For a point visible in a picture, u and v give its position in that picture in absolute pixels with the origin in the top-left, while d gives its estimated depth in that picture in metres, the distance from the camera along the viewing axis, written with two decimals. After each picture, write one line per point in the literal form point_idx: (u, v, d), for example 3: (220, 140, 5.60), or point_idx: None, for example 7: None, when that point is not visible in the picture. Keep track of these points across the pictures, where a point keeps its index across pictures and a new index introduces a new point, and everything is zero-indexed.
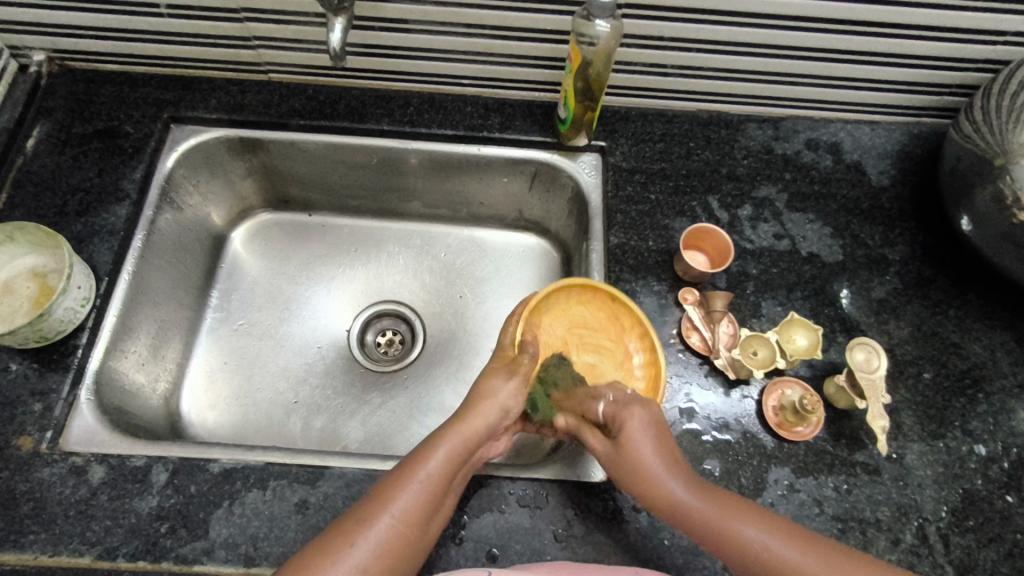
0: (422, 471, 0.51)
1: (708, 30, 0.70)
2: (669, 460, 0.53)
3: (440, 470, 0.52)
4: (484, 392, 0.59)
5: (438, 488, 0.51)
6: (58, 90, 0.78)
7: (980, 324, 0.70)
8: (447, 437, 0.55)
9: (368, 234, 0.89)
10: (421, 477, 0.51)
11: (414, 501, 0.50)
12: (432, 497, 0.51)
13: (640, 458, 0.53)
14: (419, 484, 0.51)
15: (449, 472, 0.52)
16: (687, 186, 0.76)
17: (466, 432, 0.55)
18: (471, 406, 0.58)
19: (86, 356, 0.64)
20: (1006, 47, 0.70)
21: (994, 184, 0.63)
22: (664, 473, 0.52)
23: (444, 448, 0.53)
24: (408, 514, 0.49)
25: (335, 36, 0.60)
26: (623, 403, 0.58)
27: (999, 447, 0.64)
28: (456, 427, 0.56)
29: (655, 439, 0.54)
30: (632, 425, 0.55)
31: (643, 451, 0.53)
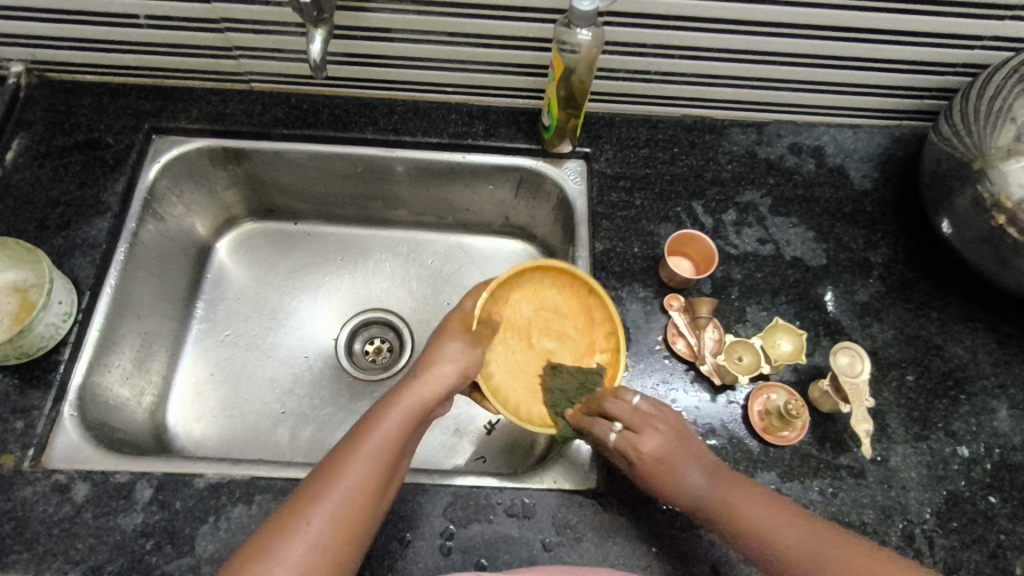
0: (369, 445, 0.51)
1: (691, 37, 0.70)
2: (688, 459, 0.56)
3: (387, 441, 0.52)
4: (432, 357, 0.58)
5: (386, 458, 0.51)
6: (37, 102, 0.77)
7: (962, 326, 0.71)
8: (396, 406, 0.54)
9: (354, 242, 0.89)
10: (367, 448, 0.51)
11: (363, 475, 0.49)
12: (379, 468, 0.50)
13: (676, 474, 0.55)
14: (366, 458, 0.50)
15: (395, 443, 0.52)
16: (672, 192, 0.76)
17: (414, 398, 0.55)
18: (420, 371, 0.57)
19: (69, 371, 0.63)
20: (983, 51, 0.71)
21: (973, 187, 0.63)
22: (692, 474, 0.55)
23: (389, 417, 0.53)
24: (359, 487, 0.49)
25: (315, 47, 0.60)
26: (641, 416, 0.57)
27: (982, 448, 0.65)
28: (406, 395, 0.55)
29: (667, 438, 0.56)
30: (652, 437, 0.56)
31: (676, 470, 0.55)
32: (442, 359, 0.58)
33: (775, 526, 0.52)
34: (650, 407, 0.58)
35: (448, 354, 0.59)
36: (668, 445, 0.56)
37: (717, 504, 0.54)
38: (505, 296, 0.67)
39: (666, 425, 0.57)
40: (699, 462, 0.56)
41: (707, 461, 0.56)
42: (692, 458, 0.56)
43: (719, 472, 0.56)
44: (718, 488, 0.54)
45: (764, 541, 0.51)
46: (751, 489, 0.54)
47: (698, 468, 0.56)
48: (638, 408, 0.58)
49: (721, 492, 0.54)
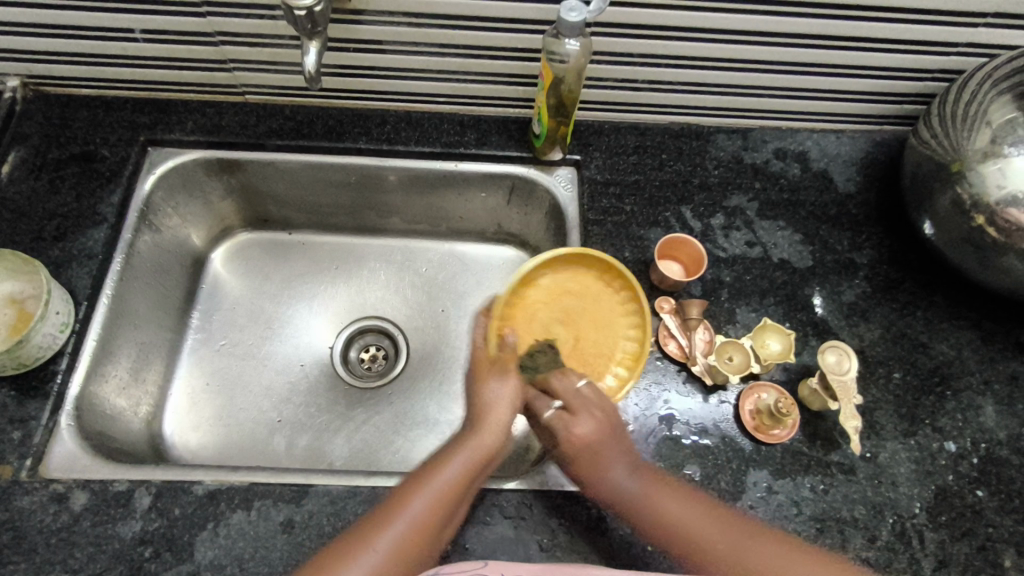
0: (434, 483, 0.54)
1: (676, 46, 0.72)
2: (621, 455, 0.58)
3: (454, 481, 0.55)
4: (487, 397, 0.60)
5: (449, 499, 0.54)
6: (33, 115, 0.78)
7: (947, 324, 0.73)
8: (460, 449, 0.57)
9: (349, 251, 0.90)
10: (432, 488, 0.54)
11: (425, 509, 0.52)
12: (441, 510, 0.53)
13: (602, 471, 0.57)
14: (430, 495, 0.53)
15: (460, 485, 0.55)
16: (661, 197, 0.78)
17: (477, 445, 0.57)
18: (479, 418, 0.59)
19: (66, 381, 0.64)
20: (959, 57, 0.73)
21: (953, 188, 0.65)
22: (619, 469, 0.57)
23: (460, 459, 0.56)
24: (420, 522, 0.52)
25: (310, 59, 0.61)
26: (584, 396, 0.61)
27: (968, 443, 0.66)
28: (469, 441, 0.58)
29: (597, 425, 0.59)
30: (586, 420, 0.59)
31: (604, 461, 0.58)
32: (490, 392, 0.60)
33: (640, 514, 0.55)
34: (589, 390, 0.61)
35: (494, 395, 0.60)
36: (598, 432, 0.59)
37: (640, 501, 0.56)
38: (586, 279, 0.70)
39: (604, 414, 0.60)
40: (628, 459, 0.58)
41: (635, 459, 0.58)
42: (620, 452, 0.58)
43: (647, 469, 0.58)
44: (645, 487, 0.56)
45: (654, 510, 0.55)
46: (676, 487, 0.56)
47: (621, 459, 0.58)
48: (581, 392, 0.61)
49: (646, 490, 0.56)
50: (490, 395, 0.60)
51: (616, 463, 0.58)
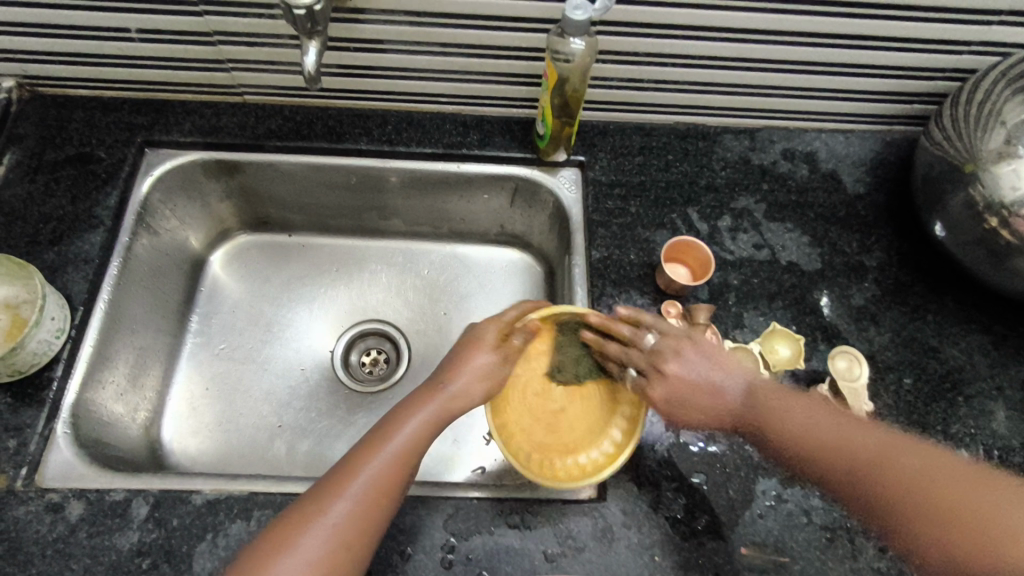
0: (381, 452, 0.54)
1: (683, 45, 0.71)
2: (709, 362, 0.61)
3: (400, 449, 0.54)
4: (457, 364, 0.60)
5: (397, 468, 0.54)
6: (28, 116, 0.76)
7: (958, 328, 0.71)
8: (412, 415, 0.57)
9: (350, 253, 0.88)
10: (388, 452, 0.54)
11: (381, 473, 0.53)
12: (392, 476, 0.53)
13: (683, 375, 0.60)
14: (378, 464, 0.53)
15: (412, 447, 0.55)
16: (666, 199, 0.76)
17: (441, 408, 0.58)
18: (451, 379, 0.59)
19: (62, 389, 0.63)
20: (971, 56, 0.72)
21: (966, 190, 0.64)
22: (691, 358, 0.61)
23: (407, 427, 0.56)
24: (368, 493, 0.52)
25: (309, 59, 0.60)
26: (673, 342, 0.61)
27: (981, 450, 0.65)
28: (422, 405, 0.58)
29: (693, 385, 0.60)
30: (664, 386, 0.60)
31: (684, 359, 0.61)
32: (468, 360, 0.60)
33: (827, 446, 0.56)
34: (661, 339, 0.62)
35: (473, 362, 0.60)
36: (691, 355, 0.61)
37: (756, 395, 0.60)
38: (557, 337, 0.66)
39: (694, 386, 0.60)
40: (710, 356, 0.61)
41: (705, 349, 0.62)
42: (703, 350, 0.62)
43: (756, 377, 0.61)
44: (752, 384, 0.60)
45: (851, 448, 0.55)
46: (792, 395, 0.59)
47: (709, 417, 0.61)
48: (663, 339, 0.61)
49: (758, 391, 0.60)
50: (460, 361, 0.60)
51: (694, 362, 0.61)
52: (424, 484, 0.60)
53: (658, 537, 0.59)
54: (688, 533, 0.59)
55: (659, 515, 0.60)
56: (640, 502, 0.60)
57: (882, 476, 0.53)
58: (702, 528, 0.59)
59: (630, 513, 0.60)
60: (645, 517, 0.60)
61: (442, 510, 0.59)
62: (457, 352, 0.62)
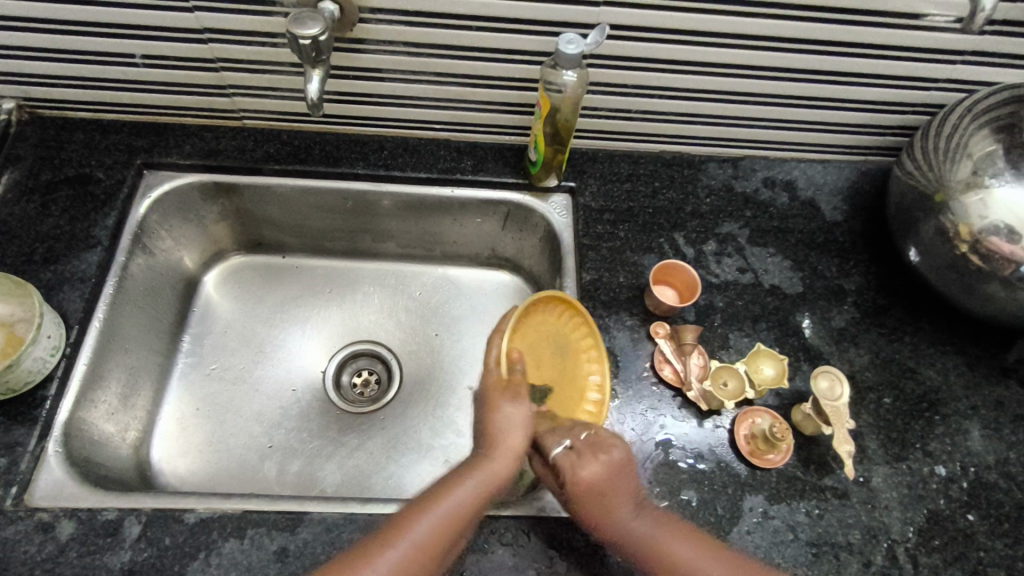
0: (449, 502, 0.55)
1: (670, 78, 0.74)
2: (606, 489, 0.57)
3: (466, 502, 0.55)
4: (496, 417, 0.62)
5: (456, 521, 0.54)
6: (28, 137, 0.77)
7: (934, 350, 0.74)
8: (477, 471, 0.58)
9: (342, 275, 0.89)
10: (449, 507, 0.55)
11: (429, 531, 0.53)
12: (447, 530, 0.53)
13: (586, 487, 0.57)
14: (437, 514, 0.54)
15: (470, 507, 0.55)
16: (654, 224, 0.79)
17: (495, 470, 0.58)
18: (491, 445, 0.60)
19: (54, 407, 0.63)
20: (939, 92, 0.76)
21: (937, 218, 0.67)
22: (592, 465, 0.57)
23: (470, 482, 0.57)
24: (422, 544, 0.52)
25: (312, 87, 0.62)
26: (594, 443, 0.59)
27: (958, 467, 0.67)
28: (486, 463, 0.59)
29: (601, 475, 0.57)
30: (591, 471, 0.57)
31: (592, 480, 0.57)
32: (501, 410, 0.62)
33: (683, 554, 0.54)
34: (594, 437, 0.60)
35: (505, 422, 0.61)
36: (608, 475, 0.57)
37: (655, 544, 0.55)
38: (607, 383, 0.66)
39: (608, 458, 0.58)
40: (635, 502, 0.58)
41: (646, 505, 0.57)
42: (610, 464, 0.58)
43: (656, 513, 0.57)
44: (658, 527, 0.56)
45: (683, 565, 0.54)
46: (677, 523, 0.57)
47: (632, 490, 0.58)
48: (588, 440, 0.60)
49: (658, 533, 0.56)
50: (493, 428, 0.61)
51: (592, 479, 0.57)
52: None
53: None
54: None
55: None
56: None
57: (660, 556, 0.55)
58: None
59: None
60: None
61: None
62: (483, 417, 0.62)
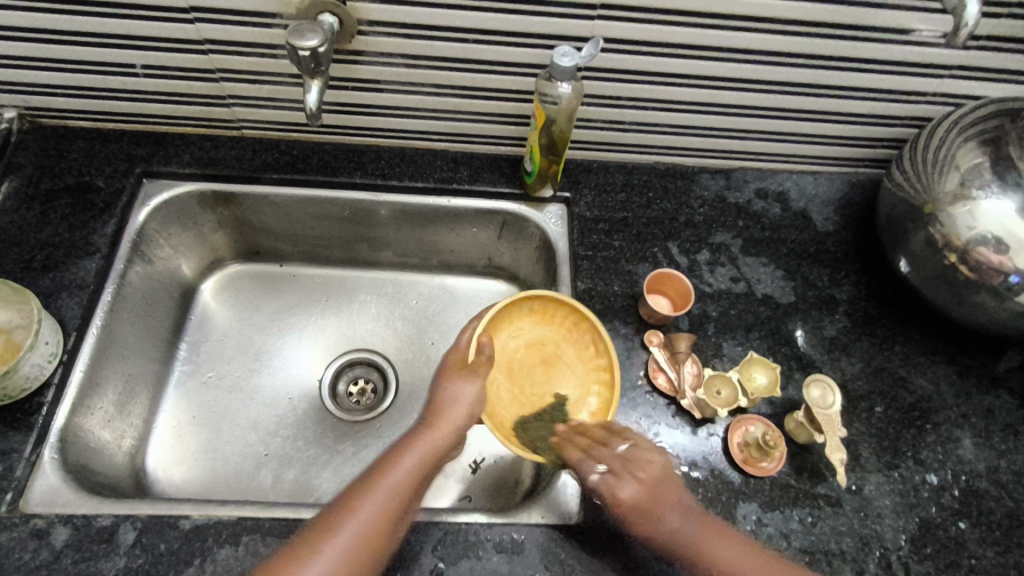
0: (392, 476, 0.56)
1: (664, 90, 0.75)
2: (649, 504, 0.58)
3: (406, 473, 0.57)
4: (446, 396, 0.63)
5: (405, 487, 0.56)
6: (28, 146, 0.78)
7: (925, 359, 0.75)
8: (416, 443, 0.60)
9: (339, 284, 0.90)
10: (392, 478, 0.56)
11: (379, 510, 0.54)
12: (398, 495, 0.55)
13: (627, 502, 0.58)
14: (387, 487, 0.55)
15: (407, 482, 0.57)
16: (648, 234, 0.80)
17: (434, 438, 0.61)
18: (432, 418, 0.62)
19: (51, 414, 0.63)
20: (927, 105, 0.78)
21: (926, 229, 0.68)
22: (627, 482, 0.58)
23: (413, 454, 0.59)
24: (378, 514, 0.54)
25: (311, 97, 0.63)
26: (626, 461, 0.59)
27: (949, 475, 0.68)
28: (423, 437, 0.61)
29: (640, 489, 0.58)
30: (629, 487, 0.58)
31: (634, 501, 0.58)
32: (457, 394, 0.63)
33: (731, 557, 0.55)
34: (632, 450, 0.60)
35: (453, 395, 0.63)
36: (645, 492, 0.58)
37: (699, 547, 0.56)
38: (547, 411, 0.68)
39: (643, 473, 0.59)
40: (676, 509, 0.58)
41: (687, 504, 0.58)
42: (646, 481, 0.58)
43: (694, 512, 0.58)
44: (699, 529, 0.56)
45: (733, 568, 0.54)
46: (725, 529, 0.57)
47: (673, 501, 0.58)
48: (622, 455, 0.59)
49: (702, 535, 0.56)
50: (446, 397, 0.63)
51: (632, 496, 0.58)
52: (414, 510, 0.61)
53: (643, 560, 0.60)
54: None
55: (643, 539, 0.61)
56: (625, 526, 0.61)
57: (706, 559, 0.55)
58: None
59: (616, 536, 0.61)
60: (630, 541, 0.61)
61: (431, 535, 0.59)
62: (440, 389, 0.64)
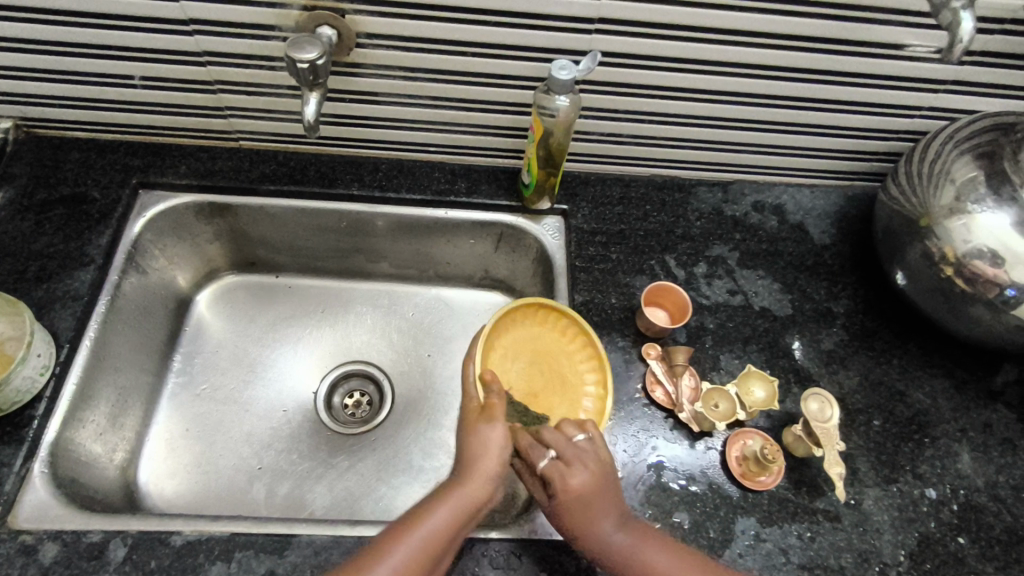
0: (422, 531, 0.53)
1: (661, 104, 0.76)
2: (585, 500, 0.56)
3: (440, 529, 0.53)
4: (483, 441, 0.58)
5: (440, 546, 0.53)
6: (24, 156, 0.78)
7: (922, 372, 0.75)
8: (452, 495, 0.56)
9: (335, 295, 0.90)
10: (420, 537, 0.53)
11: (409, 560, 0.52)
12: (427, 555, 0.52)
13: (570, 493, 0.56)
14: (415, 546, 0.52)
15: (445, 534, 0.53)
16: (646, 246, 0.80)
17: (472, 491, 0.56)
18: (472, 465, 0.57)
19: (42, 427, 0.62)
20: (923, 120, 0.78)
21: (922, 243, 0.68)
22: (580, 473, 0.56)
23: (450, 506, 0.55)
24: (404, 573, 0.51)
25: (310, 109, 0.63)
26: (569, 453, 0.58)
27: (947, 490, 0.68)
28: (461, 487, 0.56)
29: (590, 480, 0.56)
30: (579, 479, 0.56)
31: (581, 491, 0.56)
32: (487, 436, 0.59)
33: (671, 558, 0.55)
34: (590, 443, 0.59)
35: (489, 440, 0.58)
36: (594, 485, 0.56)
37: (630, 552, 0.55)
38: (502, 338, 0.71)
39: (594, 463, 0.57)
40: (615, 509, 0.57)
41: (623, 510, 0.57)
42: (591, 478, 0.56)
43: (633, 521, 0.57)
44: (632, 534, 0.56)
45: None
46: (659, 541, 0.56)
47: (611, 500, 0.57)
48: (577, 445, 0.58)
49: (634, 541, 0.56)
50: (491, 442, 0.58)
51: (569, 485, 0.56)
52: None
53: None
54: None
55: None
56: None
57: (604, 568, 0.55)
58: None
59: None
60: None
61: None
62: (474, 433, 0.59)
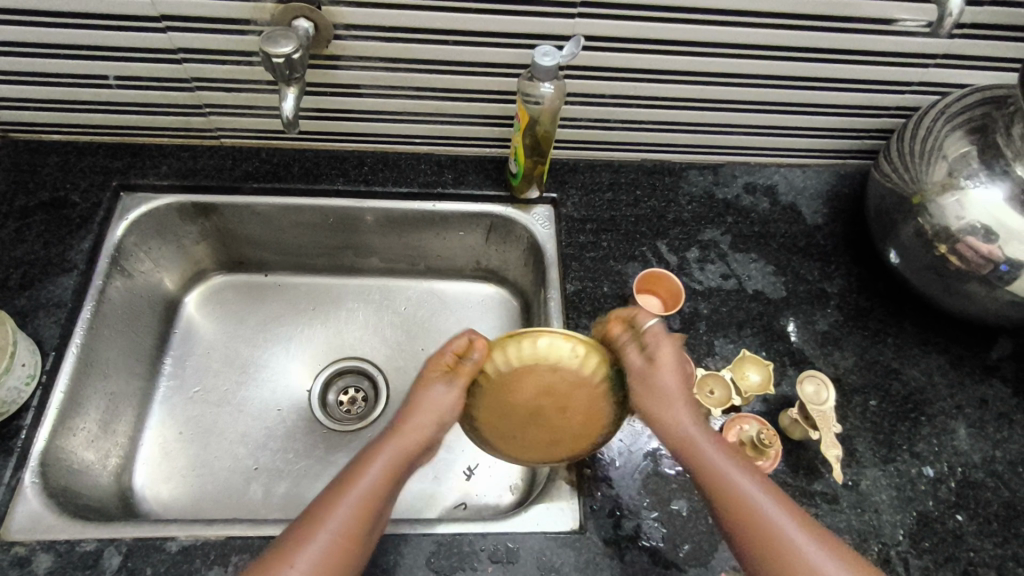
0: (357, 488, 0.54)
1: (647, 87, 0.74)
2: (681, 397, 0.59)
3: (374, 486, 0.55)
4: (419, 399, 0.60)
5: (376, 499, 0.54)
6: (1, 162, 0.77)
7: (918, 351, 0.75)
8: (382, 449, 0.57)
9: (326, 291, 0.89)
10: (357, 492, 0.54)
11: (350, 518, 0.52)
12: (367, 510, 0.53)
13: (654, 374, 0.59)
14: (354, 501, 0.53)
15: (382, 487, 0.55)
16: (637, 233, 0.79)
17: (403, 446, 0.57)
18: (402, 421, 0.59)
19: (31, 437, 0.61)
20: (913, 95, 0.77)
21: (915, 220, 0.68)
22: (663, 381, 0.59)
23: (381, 463, 0.56)
24: (344, 532, 0.52)
25: (288, 105, 0.61)
26: (662, 353, 0.61)
27: (945, 467, 0.67)
28: (391, 442, 0.58)
29: (676, 374, 0.60)
30: (652, 372, 0.59)
31: (663, 383, 0.59)
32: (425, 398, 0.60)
33: (721, 450, 0.57)
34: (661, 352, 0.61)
35: (429, 398, 0.60)
36: (671, 378, 0.59)
37: (696, 448, 0.57)
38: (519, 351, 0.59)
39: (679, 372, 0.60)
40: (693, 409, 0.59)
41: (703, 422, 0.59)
42: (681, 384, 0.60)
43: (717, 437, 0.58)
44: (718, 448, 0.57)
45: (745, 492, 0.55)
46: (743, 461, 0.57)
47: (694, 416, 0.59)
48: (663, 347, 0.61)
49: (710, 444, 0.57)
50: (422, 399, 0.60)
51: (670, 382, 0.59)
52: (406, 521, 0.60)
53: (640, 565, 0.59)
54: (671, 561, 0.60)
55: (639, 543, 0.60)
56: (622, 531, 0.61)
57: (769, 548, 0.53)
58: (682, 556, 0.60)
59: (612, 543, 0.60)
60: (627, 545, 0.60)
61: (423, 549, 0.58)
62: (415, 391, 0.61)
